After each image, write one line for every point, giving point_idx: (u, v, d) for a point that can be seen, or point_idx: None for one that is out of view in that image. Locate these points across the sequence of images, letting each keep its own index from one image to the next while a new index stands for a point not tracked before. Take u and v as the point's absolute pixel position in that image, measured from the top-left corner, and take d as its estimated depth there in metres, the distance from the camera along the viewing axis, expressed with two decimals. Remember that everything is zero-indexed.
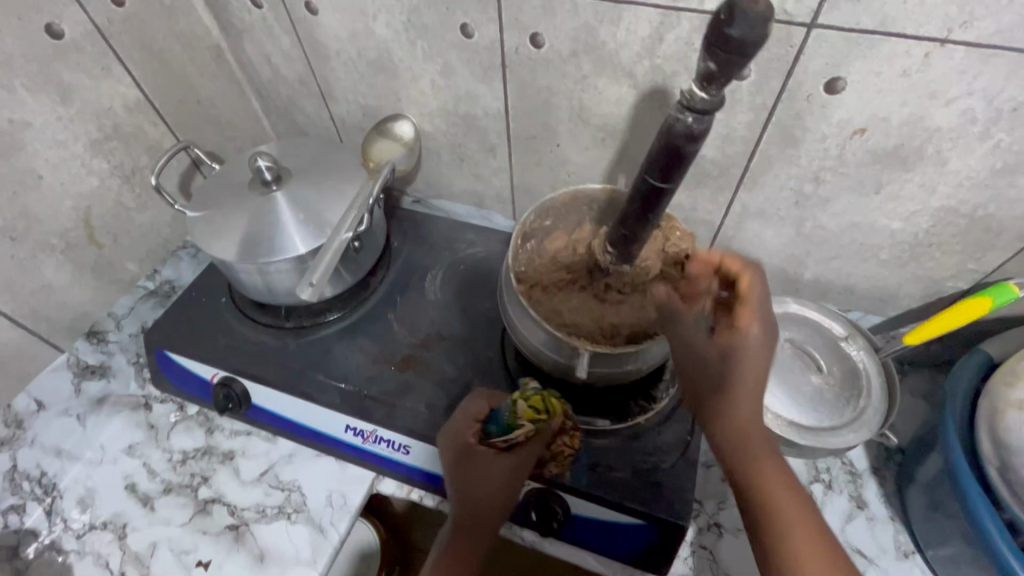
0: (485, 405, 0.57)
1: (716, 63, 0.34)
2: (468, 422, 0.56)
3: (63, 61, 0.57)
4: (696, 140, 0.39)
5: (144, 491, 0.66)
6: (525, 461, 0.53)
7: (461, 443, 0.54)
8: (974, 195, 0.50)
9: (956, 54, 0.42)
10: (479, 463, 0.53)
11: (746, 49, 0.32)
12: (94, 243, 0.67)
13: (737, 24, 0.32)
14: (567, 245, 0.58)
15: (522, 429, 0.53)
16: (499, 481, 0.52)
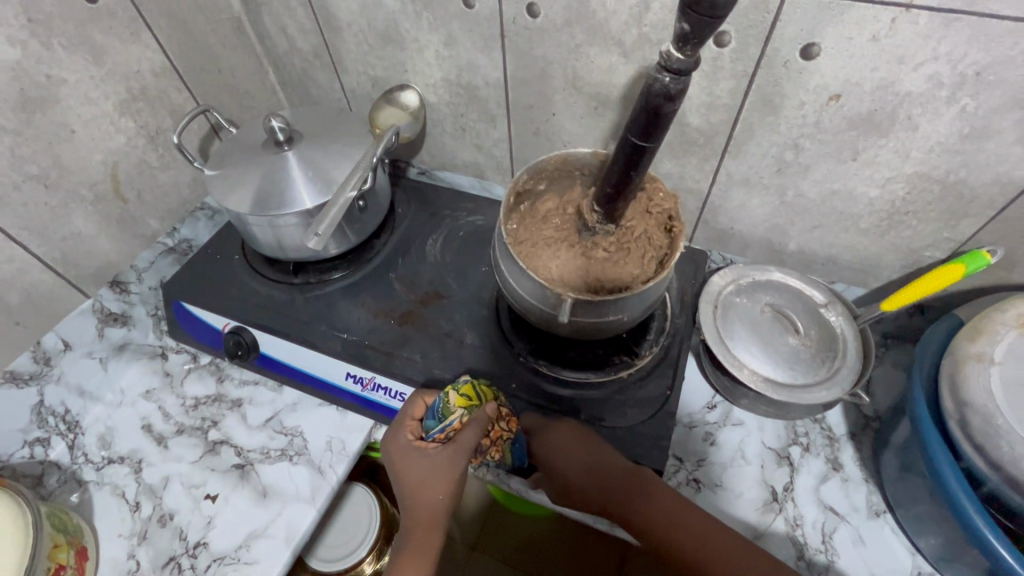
0: (421, 401, 0.60)
1: (689, 24, 0.34)
2: (407, 422, 0.60)
3: (97, 24, 0.61)
4: (674, 99, 0.39)
5: (159, 431, 0.71)
6: (462, 452, 0.57)
7: (393, 449, 0.59)
8: (945, 161, 0.52)
9: (920, 19, 0.44)
10: (419, 460, 0.58)
11: (717, 10, 0.32)
12: (120, 198, 0.72)
13: None
14: (558, 207, 0.61)
15: (455, 417, 0.56)
16: (441, 473, 0.57)
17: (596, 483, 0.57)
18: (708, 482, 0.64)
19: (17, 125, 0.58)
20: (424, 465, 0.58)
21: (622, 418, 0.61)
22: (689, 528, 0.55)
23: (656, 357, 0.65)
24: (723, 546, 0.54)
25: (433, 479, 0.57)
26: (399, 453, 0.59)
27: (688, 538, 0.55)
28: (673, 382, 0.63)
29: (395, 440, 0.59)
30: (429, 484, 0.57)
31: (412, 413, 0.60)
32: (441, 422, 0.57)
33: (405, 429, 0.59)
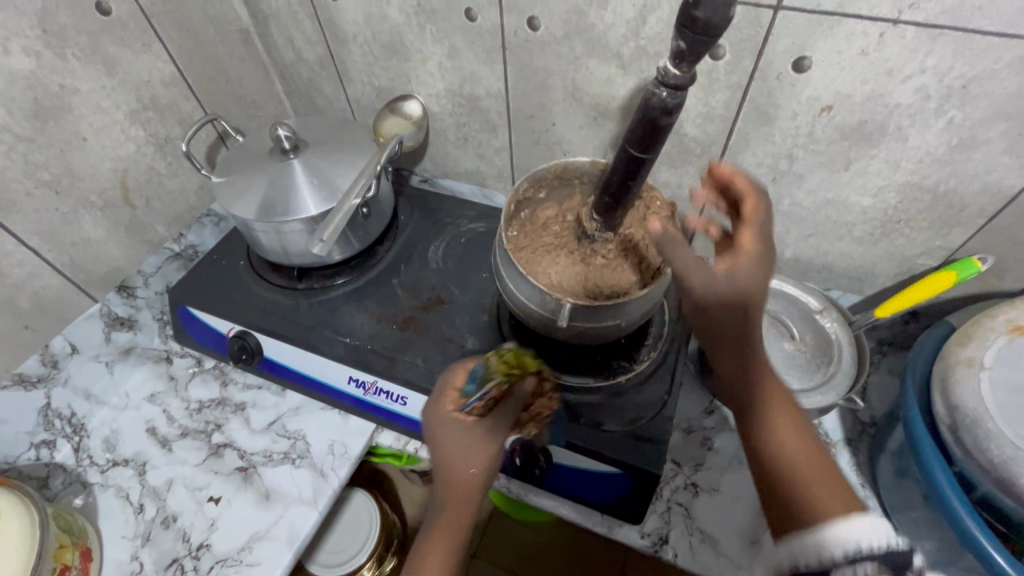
0: (462, 370, 0.57)
1: (685, 42, 0.36)
2: (446, 391, 0.56)
3: (110, 36, 0.63)
4: (671, 114, 0.41)
5: (163, 434, 0.72)
6: (500, 425, 0.54)
7: (434, 412, 0.55)
8: (935, 171, 0.54)
9: (907, 34, 0.45)
10: (458, 431, 0.53)
11: (711, 30, 0.34)
12: (128, 204, 0.74)
13: (703, 6, 0.34)
14: (559, 215, 0.63)
15: (496, 383, 0.53)
16: (479, 443, 0.53)
17: (746, 311, 0.45)
18: (706, 487, 0.65)
19: (30, 133, 0.60)
20: (467, 429, 0.53)
21: (623, 423, 0.61)
22: (787, 442, 0.46)
23: (654, 363, 0.66)
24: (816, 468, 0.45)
25: (473, 450, 0.52)
26: (437, 418, 0.54)
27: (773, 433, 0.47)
28: (670, 387, 0.64)
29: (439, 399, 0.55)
30: (469, 455, 0.52)
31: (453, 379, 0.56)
32: (481, 389, 0.53)
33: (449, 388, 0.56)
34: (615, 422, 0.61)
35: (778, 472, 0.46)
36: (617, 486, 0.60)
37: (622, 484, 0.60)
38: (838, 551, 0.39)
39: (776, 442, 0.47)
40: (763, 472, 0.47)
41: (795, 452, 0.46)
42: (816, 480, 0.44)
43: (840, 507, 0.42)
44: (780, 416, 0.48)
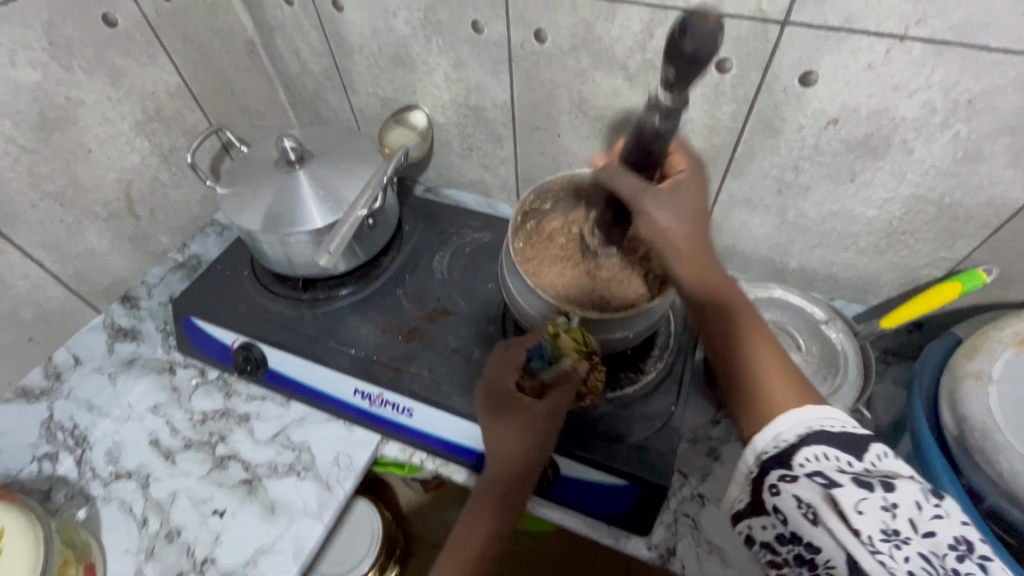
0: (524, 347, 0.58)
1: (674, 72, 0.36)
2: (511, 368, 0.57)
3: (115, 47, 0.63)
4: (663, 135, 0.44)
5: (166, 446, 0.71)
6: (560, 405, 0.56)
7: (497, 388, 0.57)
8: (940, 183, 0.54)
9: (914, 49, 0.46)
10: (520, 410, 0.55)
11: (698, 61, 0.34)
12: (133, 215, 0.73)
13: (689, 39, 0.34)
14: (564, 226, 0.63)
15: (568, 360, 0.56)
16: (539, 423, 0.55)
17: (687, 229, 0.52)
18: (712, 498, 0.65)
19: (35, 145, 0.60)
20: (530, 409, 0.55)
21: (629, 434, 0.61)
22: (745, 354, 0.52)
23: (661, 374, 0.66)
24: (773, 370, 0.50)
25: (533, 428, 0.55)
26: (501, 393, 0.56)
27: (729, 347, 0.52)
28: (677, 398, 0.64)
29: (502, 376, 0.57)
30: (529, 432, 0.55)
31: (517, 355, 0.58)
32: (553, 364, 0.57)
33: (512, 364, 0.57)
34: (622, 432, 0.61)
35: (750, 385, 0.50)
36: (624, 498, 0.60)
37: (630, 496, 0.60)
38: (790, 436, 0.46)
39: (736, 356, 0.52)
40: (734, 384, 0.52)
41: (752, 358, 0.51)
42: (775, 381, 0.50)
43: (794, 403, 0.48)
44: (740, 331, 0.52)
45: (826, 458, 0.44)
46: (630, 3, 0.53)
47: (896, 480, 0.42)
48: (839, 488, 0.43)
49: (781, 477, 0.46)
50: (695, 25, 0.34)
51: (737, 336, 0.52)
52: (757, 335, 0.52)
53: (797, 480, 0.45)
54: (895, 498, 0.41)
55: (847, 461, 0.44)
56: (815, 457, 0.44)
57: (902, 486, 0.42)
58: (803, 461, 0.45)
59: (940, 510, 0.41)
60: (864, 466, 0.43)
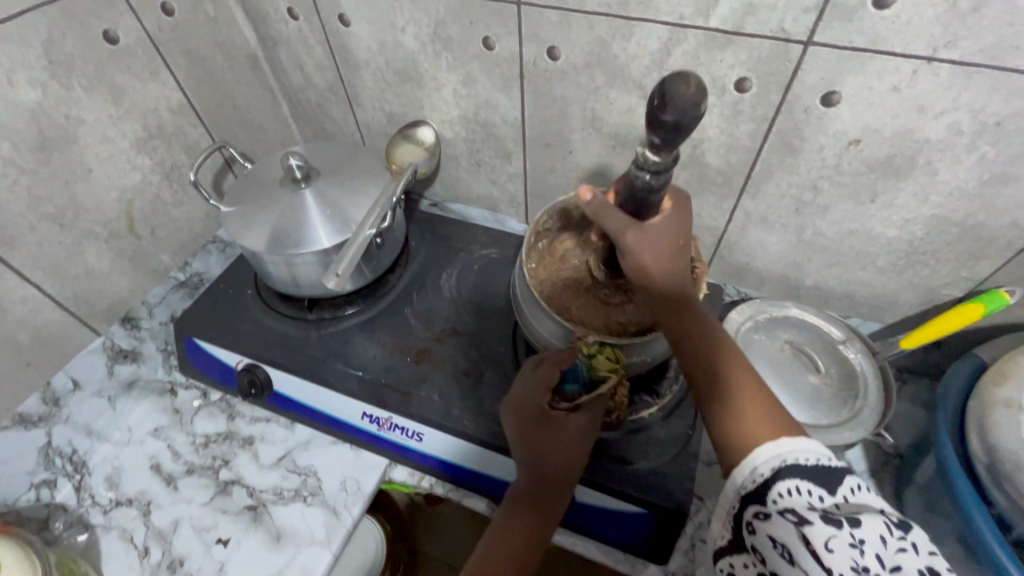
0: (555, 366, 0.55)
1: (658, 138, 0.34)
2: (541, 387, 0.55)
3: (116, 64, 0.62)
4: (658, 189, 0.40)
5: (168, 471, 0.69)
6: (594, 420, 0.55)
7: (529, 407, 0.55)
8: (964, 204, 0.53)
9: (942, 71, 0.45)
10: (555, 429, 0.54)
11: (682, 129, 0.33)
12: (133, 234, 0.72)
13: (669, 110, 0.32)
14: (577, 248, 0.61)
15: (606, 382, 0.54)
16: (574, 439, 0.54)
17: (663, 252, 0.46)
18: None
19: (34, 166, 0.58)
20: (564, 427, 0.54)
21: (646, 460, 0.60)
22: (724, 379, 0.44)
23: (677, 397, 0.64)
24: (747, 400, 0.42)
25: (568, 446, 0.53)
26: (534, 413, 0.55)
27: (701, 370, 0.45)
28: (694, 422, 0.63)
29: (535, 394, 0.55)
30: (565, 450, 0.53)
31: (549, 375, 0.55)
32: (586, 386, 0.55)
33: (546, 383, 0.55)
34: (638, 457, 0.60)
35: (721, 416, 0.42)
36: (640, 525, 0.58)
37: (646, 523, 0.58)
38: (766, 469, 0.38)
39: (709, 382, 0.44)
40: (706, 416, 0.43)
41: (726, 384, 0.43)
42: (751, 411, 0.42)
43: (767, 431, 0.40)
44: (713, 355, 0.45)
45: (799, 492, 0.37)
46: (648, 22, 0.52)
47: (863, 515, 0.36)
48: (815, 528, 0.36)
49: (756, 512, 0.38)
50: (676, 95, 0.32)
51: (709, 358, 0.44)
52: (732, 359, 0.45)
53: (772, 516, 0.37)
54: (865, 535, 0.35)
55: (820, 495, 0.37)
56: (790, 491, 0.37)
57: (869, 521, 0.35)
58: (779, 497, 0.37)
59: (904, 543, 0.35)
60: (833, 499, 0.37)
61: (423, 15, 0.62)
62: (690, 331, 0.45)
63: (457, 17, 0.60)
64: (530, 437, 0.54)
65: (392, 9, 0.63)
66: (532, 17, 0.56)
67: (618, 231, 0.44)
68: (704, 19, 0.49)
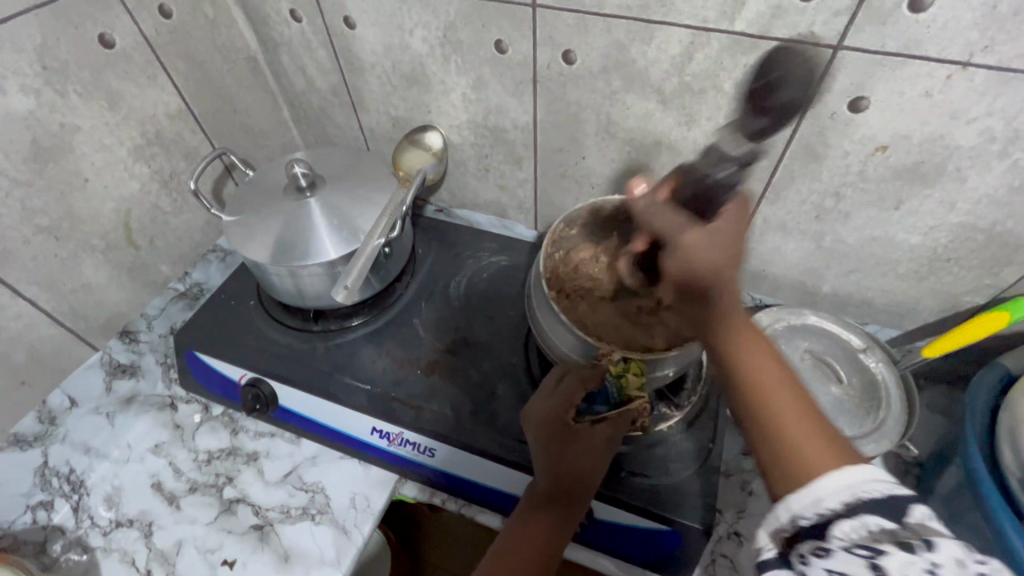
0: (579, 382, 0.54)
1: (764, 106, 0.43)
2: (566, 404, 0.54)
3: (113, 69, 0.59)
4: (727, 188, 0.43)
5: (170, 490, 0.67)
6: (618, 430, 0.55)
7: (552, 421, 0.54)
8: (992, 211, 0.52)
9: (977, 77, 0.44)
10: (582, 441, 0.53)
11: (793, 108, 0.43)
12: (131, 245, 0.69)
13: (786, 95, 0.44)
14: (592, 260, 0.61)
15: (636, 401, 0.55)
16: (601, 448, 0.53)
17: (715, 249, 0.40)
18: (750, 536, 0.62)
19: (28, 176, 0.56)
20: (588, 437, 0.53)
21: (667, 475, 0.58)
22: (776, 403, 0.36)
23: (695, 409, 0.63)
24: (805, 427, 0.35)
25: (595, 455, 0.53)
26: (557, 425, 0.54)
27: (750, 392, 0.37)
28: (713, 434, 0.61)
29: (557, 407, 0.54)
30: (592, 460, 0.53)
31: (573, 389, 0.53)
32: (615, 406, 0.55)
33: (568, 397, 0.54)
34: (658, 473, 0.58)
35: (768, 435, 0.36)
36: (661, 543, 0.57)
37: (668, 540, 0.56)
38: (835, 503, 0.32)
39: (758, 405, 0.37)
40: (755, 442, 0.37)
41: (781, 408, 0.36)
42: (805, 435, 0.35)
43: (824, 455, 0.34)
44: (763, 375, 0.37)
45: (864, 526, 0.31)
46: (669, 25, 0.50)
47: (938, 539, 0.30)
48: (890, 565, 0.30)
49: (812, 551, 0.32)
50: (791, 73, 0.45)
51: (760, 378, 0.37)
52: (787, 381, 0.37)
53: (833, 554, 0.32)
54: (939, 560, 0.30)
55: (891, 527, 0.31)
56: (853, 527, 0.31)
57: (944, 545, 0.30)
58: (840, 533, 0.32)
59: (984, 566, 0.30)
60: (903, 527, 0.31)
61: (432, 17, 0.60)
62: (742, 344, 0.38)
63: (468, 19, 0.58)
64: (552, 450, 0.53)
65: (400, 11, 0.60)
66: (547, 20, 0.55)
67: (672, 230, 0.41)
68: (729, 23, 0.48)
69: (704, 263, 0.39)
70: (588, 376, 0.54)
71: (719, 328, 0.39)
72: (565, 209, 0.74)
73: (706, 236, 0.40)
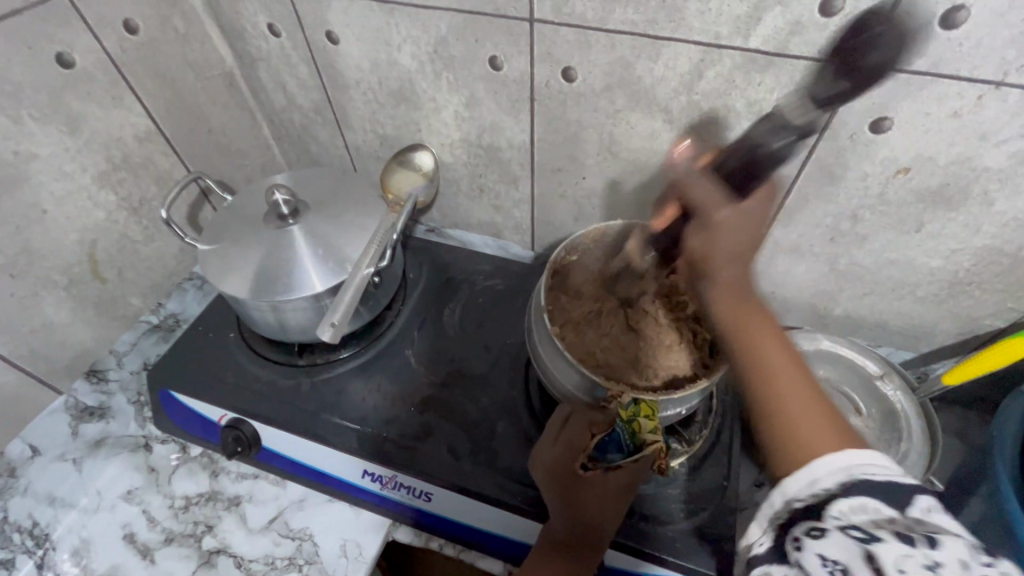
0: (588, 428, 0.49)
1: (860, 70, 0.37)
2: (575, 454, 0.49)
3: (74, 91, 0.55)
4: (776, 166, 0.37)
5: (143, 541, 0.61)
6: (635, 475, 0.50)
7: (559, 471, 0.49)
8: (1019, 235, 0.49)
9: (1010, 97, 0.41)
10: (596, 489, 0.49)
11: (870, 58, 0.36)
12: (98, 278, 0.64)
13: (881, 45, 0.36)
14: (591, 279, 0.58)
15: (652, 445, 0.49)
16: (616, 495, 0.50)
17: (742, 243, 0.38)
18: None
19: None
20: (599, 484, 0.49)
21: (681, 518, 0.54)
22: (782, 378, 0.35)
23: (707, 444, 0.60)
24: (805, 402, 0.35)
25: (610, 502, 0.50)
26: (566, 475, 0.49)
27: (752, 364, 0.36)
28: (728, 471, 0.58)
29: (562, 455, 0.49)
30: (608, 507, 0.50)
31: (579, 435, 0.49)
32: (629, 453, 0.50)
33: (574, 444, 0.49)
34: (672, 516, 0.55)
35: (768, 423, 0.35)
36: None
37: None
38: (831, 483, 0.32)
39: (763, 380, 0.36)
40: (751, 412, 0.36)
41: (783, 381, 0.35)
42: (806, 421, 0.34)
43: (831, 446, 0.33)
44: (767, 349, 0.36)
45: (853, 507, 0.31)
46: (678, 41, 0.47)
47: (943, 535, 0.29)
48: (884, 552, 0.29)
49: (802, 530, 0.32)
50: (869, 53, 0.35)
51: (764, 352, 0.36)
52: (789, 351, 0.37)
53: (826, 533, 0.31)
54: (941, 557, 0.29)
55: (889, 515, 0.30)
56: (850, 509, 0.31)
57: (948, 543, 0.29)
58: (836, 512, 0.31)
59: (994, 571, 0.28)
60: (903, 517, 0.30)
61: (421, 33, 0.56)
62: (749, 316, 0.37)
63: (461, 34, 0.54)
64: (562, 500, 0.49)
65: (388, 26, 0.56)
66: (546, 35, 0.51)
67: (707, 203, 0.38)
68: (742, 39, 0.45)
69: (723, 244, 0.37)
70: (598, 421, 0.49)
71: (730, 301, 0.38)
72: (563, 230, 0.70)
73: (740, 215, 0.37)
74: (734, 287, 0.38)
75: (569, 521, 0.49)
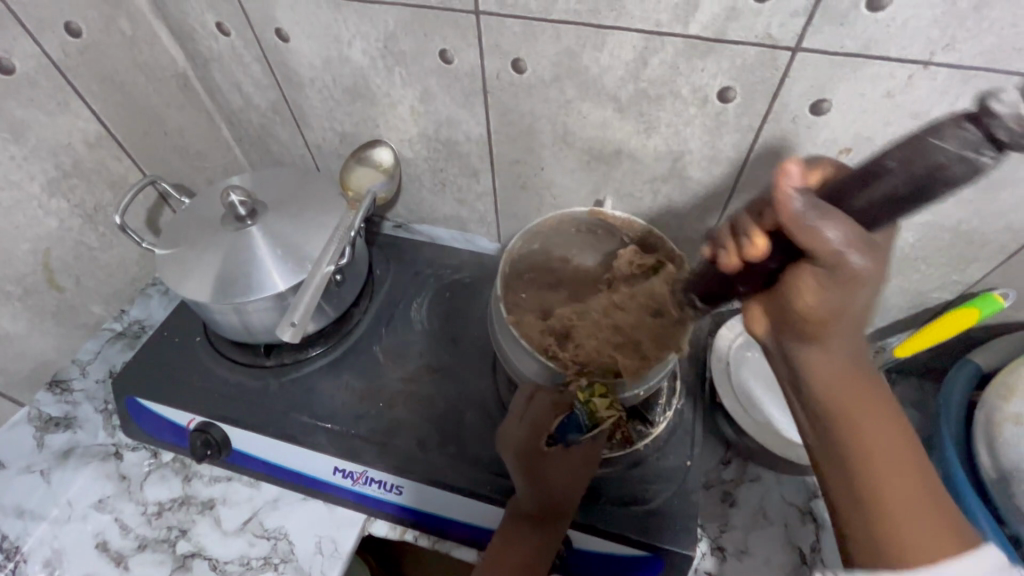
0: (549, 407, 0.52)
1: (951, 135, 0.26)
2: (539, 432, 0.51)
3: (16, 96, 0.54)
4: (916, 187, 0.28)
5: (116, 548, 0.61)
6: (596, 445, 0.53)
7: (524, 451, 0.51)
8: (957, 211, 0.51)
9: (938, 76, 0.42)
10: (560, 463, 0.51)
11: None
12: (54, 287, 0.64)
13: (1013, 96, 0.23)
14: (587, 278, 0.60)
15: (608, 419, 0.52)
16: (580, 467, 0.52)
17: (843, 313, 0.33)
18: (734, 550, 0.59)
19: None
20: (561, 458, 0.51)
21: (645, 499, 0.56)
22: (880, 462, 0.34)
23: (671, 424, 0.61)
24: (908, 489, 0.34)
25: (576, 475, 0.52)
26: (530, 455, 0.51)
27: (857, 443, 0.34)
28: (691, 450, 0.59)
29: (527, 435, 0.51)
30: (575, 479, 0.52)
31: (544, 414, 0.51)
32: (589, 431, 0.52)
33: (539, 422, 0.51)
34: (638, 496, 0.56)
35: (862, 509, 0.34)
36: (650, 570, 0.54)
37: (654, 567, 0.54)
38: None
39: (859, 457, 0.34)
40: (838, 492, 0.35)
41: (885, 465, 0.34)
42: (918, 508, 0.33)
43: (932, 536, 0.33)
44: (870, 425, 0.35)
45: None
46: (621, 31, 0.47)
47: None
48: None
49: None
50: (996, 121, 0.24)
51: (865, 429, 0.34)
52: (898, 435, 0.35)
53: None
54: None
55: None
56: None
57: None
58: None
59: None
60: None
61: (370, 28, 0.55)
62: (854, 393, 0.35)
63: (409, 28, 0.54)
64: (527, 479, 0.50)
65: (336, 22, 0.56)
66: (492, 27, 0.51)
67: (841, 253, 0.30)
68: (682, 27, 0.45)
69: (850, 304, 0.32)
70: (560, 401, 0.52)
71: (836, 373, 0.35)
72: (528, 220, 0.71)
73: (873, 271, 0.31)
74: (845, 349, 0.35)
75: (532, 495, 0.50)
